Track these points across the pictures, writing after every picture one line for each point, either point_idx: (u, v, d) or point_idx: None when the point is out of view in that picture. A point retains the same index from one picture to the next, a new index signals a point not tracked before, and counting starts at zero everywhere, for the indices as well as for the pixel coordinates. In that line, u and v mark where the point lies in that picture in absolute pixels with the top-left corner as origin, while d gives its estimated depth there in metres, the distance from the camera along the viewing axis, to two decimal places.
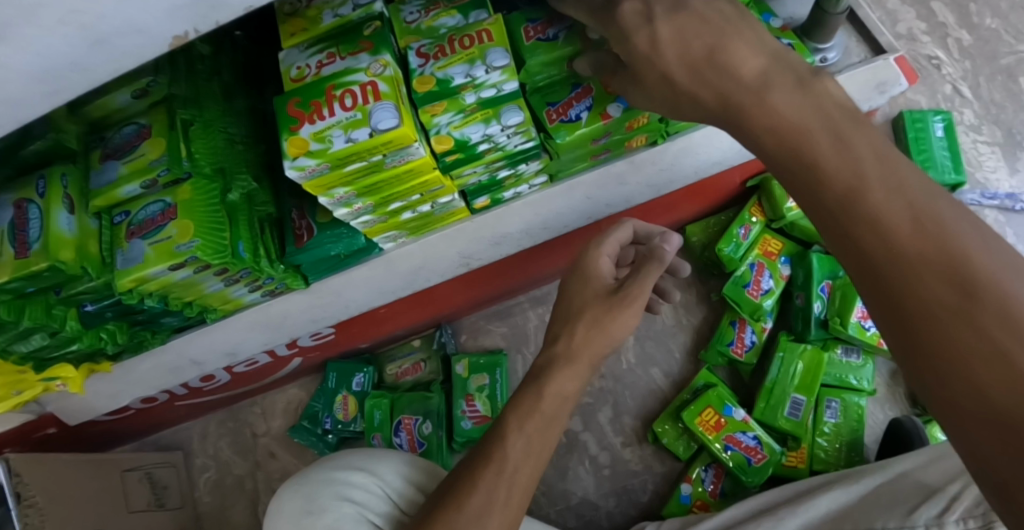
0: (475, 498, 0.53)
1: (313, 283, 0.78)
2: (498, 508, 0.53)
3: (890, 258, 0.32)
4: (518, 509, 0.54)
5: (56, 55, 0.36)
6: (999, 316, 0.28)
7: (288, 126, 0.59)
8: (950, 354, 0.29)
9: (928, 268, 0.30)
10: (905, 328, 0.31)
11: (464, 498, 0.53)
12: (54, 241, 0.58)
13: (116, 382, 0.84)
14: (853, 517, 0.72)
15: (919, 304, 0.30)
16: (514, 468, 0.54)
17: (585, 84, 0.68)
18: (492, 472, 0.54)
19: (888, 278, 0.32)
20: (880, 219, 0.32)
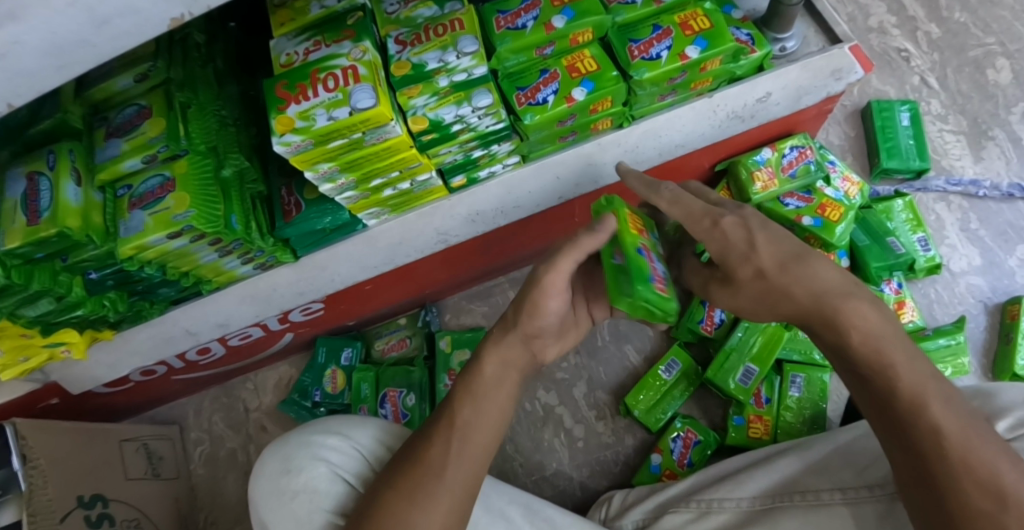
0: (432, 452, 0.57)
1: (301, 257, 0.85)
2: (458, 452, 0.57)
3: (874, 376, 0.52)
4: (478, 460, 0.58)
5: (67, 33, 0.41)
6: (904, 367, 0.51)
7: (276, 106, 0.65)
8: (946, 461, 0.47)
9: (899, 389, 0.50)
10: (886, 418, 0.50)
11: (424, 452, 0.57)
12: (62, 209, 0.64)
13: (116, 351, 0.89)
14: (802, 481, 0.76)
15: (925, 426, 0.48)
16: (473, 414, 0.60)
17: (553, 71, 0.74)
18: (455, 431, 0.58)
19: (875, 388, 0.51)
20: (890, 359, 0.51)
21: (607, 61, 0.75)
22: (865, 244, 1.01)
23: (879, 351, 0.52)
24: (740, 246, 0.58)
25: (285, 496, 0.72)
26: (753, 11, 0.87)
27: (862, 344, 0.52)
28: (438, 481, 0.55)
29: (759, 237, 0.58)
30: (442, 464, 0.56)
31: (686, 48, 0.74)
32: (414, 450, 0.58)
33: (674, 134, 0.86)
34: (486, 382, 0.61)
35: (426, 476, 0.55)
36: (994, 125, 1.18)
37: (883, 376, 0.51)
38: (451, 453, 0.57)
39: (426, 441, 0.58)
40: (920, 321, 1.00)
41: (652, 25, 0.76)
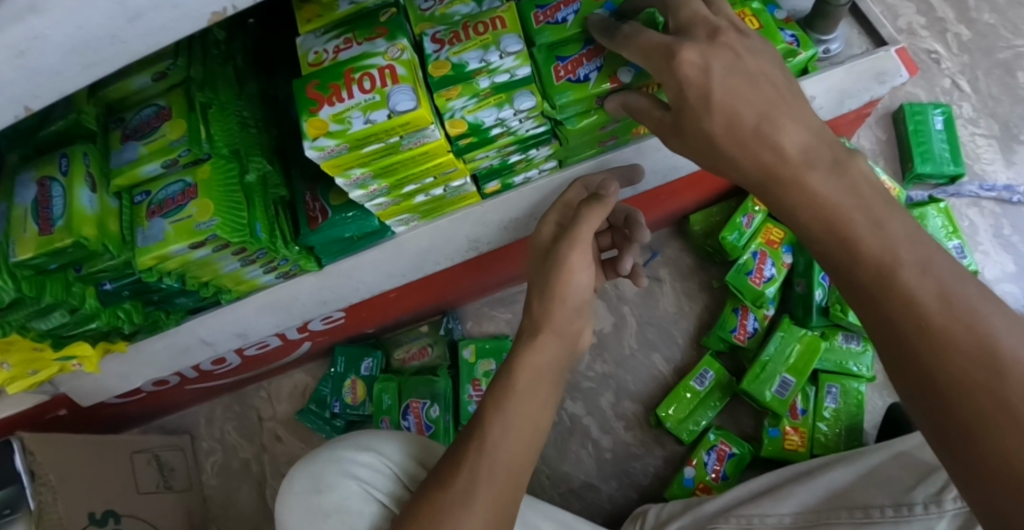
0: (460, 476, 0.52)
1: (325, 265, 0.80)
2: (497, 478, 0.53)
3: (894, 312, 0.38)
4: (512, 485, 0.54)
5: (95, 27, 0.37)
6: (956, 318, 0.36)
7: (308, 108, 0.60)
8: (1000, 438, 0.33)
9: (946, 355, 0.35)
10: (903, 367, 0.37)
11: (450, 477, 0.52)
12: (77, 218, 0.60)
13: (128, 362, 0.85)
14: (849, 496, 0.73)
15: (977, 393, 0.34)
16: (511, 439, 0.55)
17: (597, 45, 0.67)
18: (477, 448, 0.54)
19: (896, 331, 0.37)
20: (908, 284, 0.38)
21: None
22: None
23: (899, 279, 0.38)
24: (693, 96, 0.47)
25: (318, 517, 0.68)
26: (795, 11, 0.83)
27: (875, 273, 0.39)
28: (467, 509, 0.50)
29: (716, 80, 0.46)
30: (472, 484, 0.52)
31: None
32: (441, 471, 0.54)
33: None
34: (516, 392, 0.59)
35: (454, 507, 0.50)
36: None
37: (903, 307, 0.37)
38: (481, 474, 0.52)
39: (455, 461, 0.54)
40: None
41: None
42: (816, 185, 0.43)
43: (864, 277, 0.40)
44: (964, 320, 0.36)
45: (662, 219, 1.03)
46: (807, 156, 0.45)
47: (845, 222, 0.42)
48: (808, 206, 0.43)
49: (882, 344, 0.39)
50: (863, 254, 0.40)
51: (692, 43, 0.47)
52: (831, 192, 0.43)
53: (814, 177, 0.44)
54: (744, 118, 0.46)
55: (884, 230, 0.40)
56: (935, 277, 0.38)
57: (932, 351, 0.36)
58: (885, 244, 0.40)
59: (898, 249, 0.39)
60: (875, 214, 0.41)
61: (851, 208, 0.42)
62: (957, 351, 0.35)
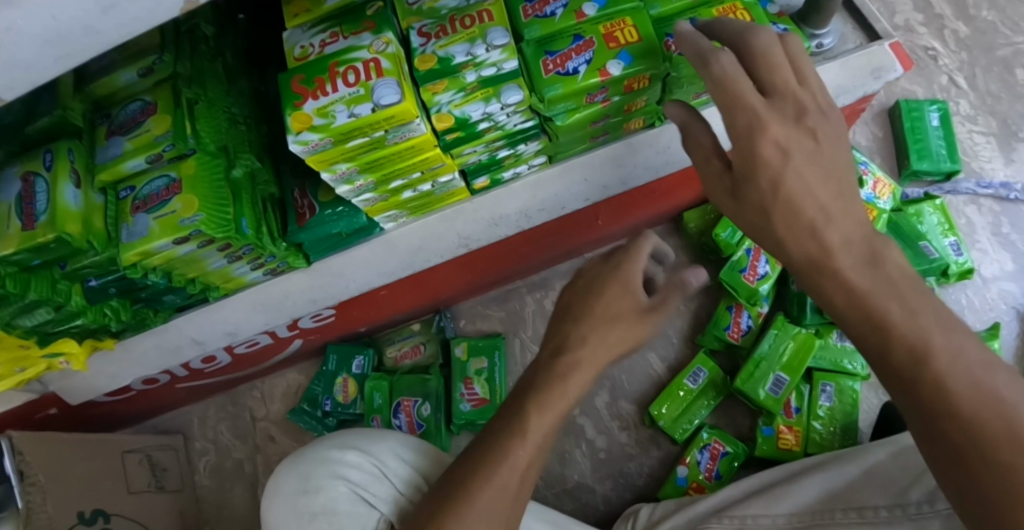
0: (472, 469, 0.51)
1: (314, 262, 0.80)
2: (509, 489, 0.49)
3: (932, 405, 0.37)
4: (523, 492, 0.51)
5: (70, 19, 0.37)
6: None
7: (292, 102, 0.60)
8: None
9: None
10: (938, 455, 0.37)
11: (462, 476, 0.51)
12: (60, 213, 0.59)
13: (118, 361, 0.85)
14: (846, 497, 0.72)
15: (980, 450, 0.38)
16: None
17: (587, 37, 0.66)
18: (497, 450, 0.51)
19: (930, 421, 0.37)
20: (942, 376, 0.37)
21: (650, 34, 0.66)
22: None
23: (931, 369, 0.37)
24: (764, 173, 0.44)
25: (305, 518, 0.68)
26: (788, 6, 0.82)
27: (909, 359, 0.38)
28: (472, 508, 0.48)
29: (790, 170, 0.43)
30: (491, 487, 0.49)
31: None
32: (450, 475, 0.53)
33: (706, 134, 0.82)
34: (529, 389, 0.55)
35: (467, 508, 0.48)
36: None
37: (940, 401, 0.36)
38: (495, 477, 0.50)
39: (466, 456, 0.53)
40: None
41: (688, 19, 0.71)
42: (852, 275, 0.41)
43: (897, 362, 0.39)
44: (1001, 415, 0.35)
45: (656, 217, 1.03)
46: (848, 246, 0.42)
47: (880, 311, 0.39)
48: (840, 291, 0.41)
49: (918, 431, 0.38)
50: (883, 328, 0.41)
51: (779, 120, 0.44)
52: (866, 282, 0.41)
53: (846, 267, 0.41)
54: (805, 211, 0.43)
55: (915, 313, 0.39)
56: (966, 367, 0.37)
57: (972, 447, 0.35)
58: (918, 328, 0.38)
59: (931, 336, 0.38)
60: (910, 303, 0.39)
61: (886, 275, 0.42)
62: (999, 448, 0.34)
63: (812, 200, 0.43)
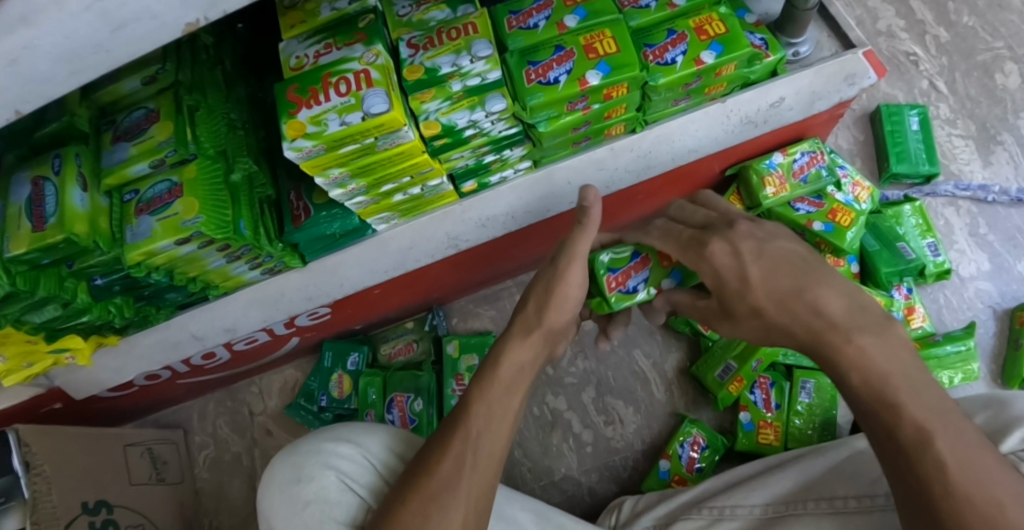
0: (444, 466, 0.56)
1: (310, 262, 0.83)
2: (467, 470, 0.56)
3: (929, 475, 0.43)
4: (491, 474, 0.57)
5: (81, 36, 0.40)
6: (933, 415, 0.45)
7: (287, 110, 0.63)
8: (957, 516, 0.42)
9: (930, 459, 0.43)
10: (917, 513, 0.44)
11: (435, 464, 0.56)
12: (68, 215, 0.63)
13: (121, 356, 0.88)
14: (817, 488, 0.75)
15: (929, 464, 0.43)
16: (478, 432, 0.58)
17: (568, 48, 0.70)
18: (459, 438, 0.58)
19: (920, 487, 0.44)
20: (938, 448, 0.43)
21: (627, 44, 0.70)
22: (875, 249, 1.01)
23: (934, 448, 0.44)
24: (733, 281, 0.57)
25: (298, 505, 0.71)
26: (766, 14, 0.86)
27: (914, 436, 0.44)
28: (452, 493, 0.54)
29: (749, 264, 0.56)
30: (457, 474, 0.55)
31: (701, 53, 0.73)
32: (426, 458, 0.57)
33: (687, 138, 0.85)
34: (500, 384, 0.62)
35: (439, 492, 0.54)
36: (1003, 129, 1.18)
37: (936, 474, 0.43)
38: (466, 461, 0.56)
39: (442, 443, 0.58)
40: (930, 327, 1.00)
41: (667, 29, 0.74)
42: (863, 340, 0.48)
43: (903, 435, 0.45)
44: (985, 491, 0.42)
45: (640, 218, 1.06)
46: (853, 319, 0.50)
47: (891, 389, 0.46)
48: (853, 365, 0.48)
49: (903, 487, 0.45)
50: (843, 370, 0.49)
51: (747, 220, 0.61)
52: (888, 362, 0.47)
53: (862, 338, 0.48)
54: (785, 289, 0.53)
55: (920, 396, 0.46)
56: (955, 445, 0.43)
57: (948, 508, 0.42)
58: (925, 410, 0.45)
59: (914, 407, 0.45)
60: (913, 378, 0.47)
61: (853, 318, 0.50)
62: (970, 508, 0.41)
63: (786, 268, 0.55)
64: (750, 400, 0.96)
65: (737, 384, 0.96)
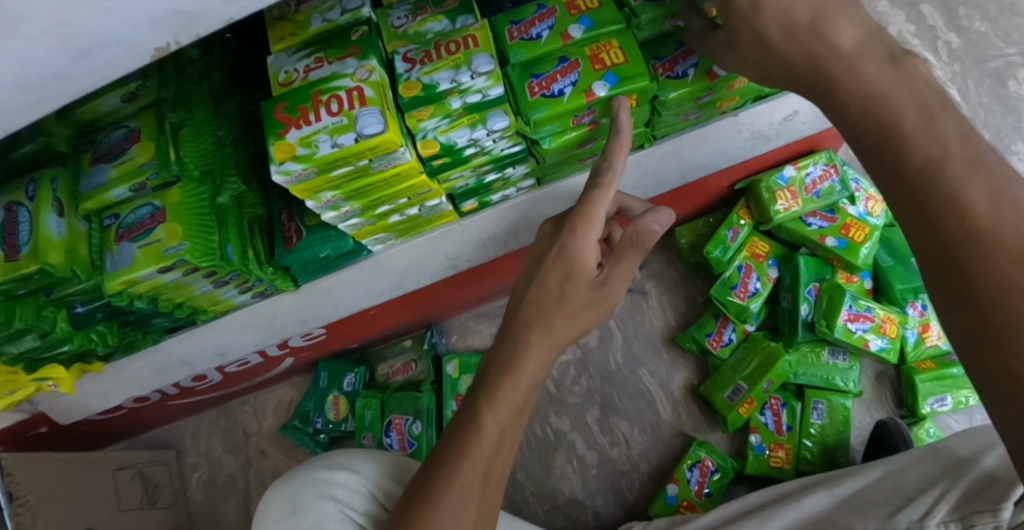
0: (449, 498, 0.51)
1: (303, 284, 0.79)
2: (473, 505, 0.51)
3: (948, 227, 0.35)
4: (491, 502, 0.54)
5: (40, 64, 0.36)
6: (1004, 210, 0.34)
7: (276, 131, 0.59)
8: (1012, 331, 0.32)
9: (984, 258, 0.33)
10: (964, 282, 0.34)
11: (439, 502, 0.50)
12: (42, 243, 0.59)
13: (107, 381, 0.85)
14: (834, 520, 0.72)
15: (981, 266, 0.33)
16: (489, 462, 0.53)
17: (573, 59, 0.66)
18: (468, 468, 0.52)
19: (936, 224, 0.36)
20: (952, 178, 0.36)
21: (636, 56, 0.66)
22: (889, 265, 0.97)
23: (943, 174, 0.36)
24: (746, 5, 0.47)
25: None
26: None
27: (921, 166, 0.37)
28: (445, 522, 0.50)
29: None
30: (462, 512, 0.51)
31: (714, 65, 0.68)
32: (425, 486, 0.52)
33: (696, 153, 0.81)
34: (517, 404, 0.54)
35: None
36: (1017, 138, 1.15)
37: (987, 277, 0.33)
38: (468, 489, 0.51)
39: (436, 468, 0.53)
40: (946, 345, 0.96)
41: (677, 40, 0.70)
42: (870, 76, 0.42)
43: (911, 180, 0.38)
44: (1017, 223, 0.34)
45: None
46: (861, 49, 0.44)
47: (900, 131, 0.39)
48: (859, 97, 0.42)
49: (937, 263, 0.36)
50: (908, 148, 0.38)
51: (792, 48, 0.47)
52: (882, 81, 0.41)
53: (866, 68, 0.42)
54: (797, 16, 0.46)
55: (936, 129, 0.38)
56: (985, 180, 0.36)
57: (973, 254, 0.34)
58: (937, 148, 0.37)
59: (948, 145, 0.37)
60: (926, 117, 0.39)
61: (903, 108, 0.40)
62: (995, 260, 0.33)
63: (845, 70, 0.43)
64: (761, 422, 0.93)
65: (747, 406, 0.92)
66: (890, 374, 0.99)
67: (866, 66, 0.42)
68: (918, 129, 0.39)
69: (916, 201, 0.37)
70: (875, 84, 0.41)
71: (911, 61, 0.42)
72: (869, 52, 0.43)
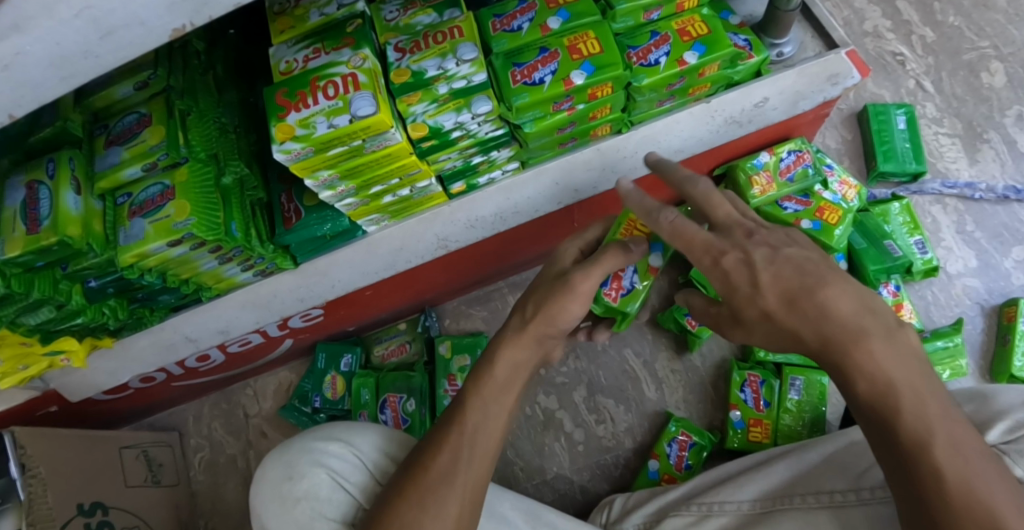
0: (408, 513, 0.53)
1: (301, 263, 0.84)
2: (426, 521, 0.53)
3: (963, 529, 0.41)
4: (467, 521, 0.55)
5: (71, 44, 0.41)
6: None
7: (276, 114, 0.64)
8: None
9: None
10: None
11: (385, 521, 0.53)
12: (62, 218, 0.64)
13: (116, 358, 0.89)
14: (804, 483, 0.74)
15: None
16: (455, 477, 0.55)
17: (552, 49, 0.71)
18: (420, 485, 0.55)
19: (913, 479, 0.44)
20: (940, 465, 0.43)
21: (608, 44, 0.71)
22: (863, 247, 1.01)
23: (932, 457, 0.44)
24: (745, 283, 0.52)
25: (288, 502, 0.72)
26: (750, 16, 0.88)
27: (915, 446, 0.44)
28: (448, 487, 0.55)
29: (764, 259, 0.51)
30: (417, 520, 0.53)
31: (683, 54, 0.74)
32: (420, 457, 0.57)
33: (672, 138, 0.86)
34: (463, 434, 0.58)
35: None
36: (988, 127, 1.20)
37: None
38: (462, 456, 0.57)
39: (429, 454, 0.57)
40: (918, 323, 1.01)
41: (649, 31, 0.75)
42: (880, 361, 0.46)
43: (902, 434, 0.45)
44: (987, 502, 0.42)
45: None
46: (860, 320, 0.47)
47: (896, 395, 0.45)
48: (868, 372, 0.46)
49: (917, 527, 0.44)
50: (903, 423, 0.45)
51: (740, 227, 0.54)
52: (889, 367, 0.46)
53: (874, 346, 0.46)
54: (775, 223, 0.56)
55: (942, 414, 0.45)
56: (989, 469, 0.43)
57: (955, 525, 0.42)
58: (926, 422, 0.44)
59: (935, 429, 0.44)
60: (920, 390, 0.46)
61: (902, 383, 0.46)
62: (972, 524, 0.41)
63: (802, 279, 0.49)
64: (741, 398, 0.97)
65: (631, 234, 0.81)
66: None
67: (874, 342, 0.46)
68: (939, 433, 0.44)
69: (905, 459, 0.45)
70: (884, 369, 0.46)
71: (904, 334, 0.48)
72: (872, 328, 0.47)
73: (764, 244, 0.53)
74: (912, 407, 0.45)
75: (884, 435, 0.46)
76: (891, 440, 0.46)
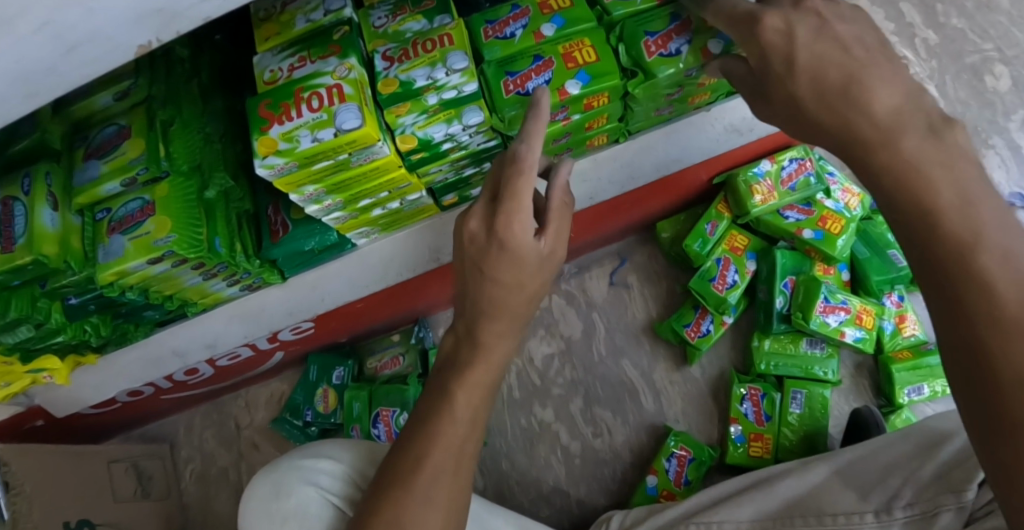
0: None
1: (290, 278, 0.82)
2: None
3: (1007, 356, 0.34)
4: None
5: (32, 60, 0.38)
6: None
7: (259, 127, 0.62)
8: None
9: None
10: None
11: None
12: (37, 236, 0.62)
13: (101, 373, 0.87)
14: (807, 503, 0.71)
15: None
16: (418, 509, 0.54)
17: (547, 57, 0.68)
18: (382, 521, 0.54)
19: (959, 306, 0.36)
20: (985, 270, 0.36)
21: (606, 52, 0.69)
22: (865, 257, 0.99)
23: (976, 260, 0.36)
24: (778, 61, 0.46)
25: (276, 521, 0.70)
26: None
27: (954, 254, 0.37)
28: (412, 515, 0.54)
29: (800, 47, 0.45)
30: None
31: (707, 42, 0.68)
32: (379, 489, 0.56)
33: (670, 148, 0.85)
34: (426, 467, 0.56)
35: None
36: (991, 132, 1.17)
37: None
38: (422, 483, 0.55)
39: (381, 496, 0.56)
40: (923, 335, 0.98)
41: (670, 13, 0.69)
42: (910, 148, 0.41)
43: (940, 250, 0.38)
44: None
45: (627, 226, 1.04)
46: (897, 119, 0.42)
47: (931, 197, 0.39)
48: (895, 170, 0.41)
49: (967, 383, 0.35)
50: (944, 228, 0.38)
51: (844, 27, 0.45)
52: (922, 155, 0.40)
53: (907, 142, 0.41)
54: (835, 86, 0.44)
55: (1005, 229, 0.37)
56: None
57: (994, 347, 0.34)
58: (972, 224, 0.37)
59: (981, 230, 0.37)
60: (967, 194, 0.39)
61: (938, 177, 0.39)
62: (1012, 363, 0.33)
63: (835, 68, 0.44)
64: (741, 412, 0.95)
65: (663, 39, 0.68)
66: (868, 365, 1.01)
67: (909, 141, 0.41)
68: (990, 250, 0.36)
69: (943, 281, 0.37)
70: (913, 162, 0.40)
71: (953, 131, 0.41)
72: (910, 123, 0.42)
73: (812, 15, 0.46)
74: (957, 213, 0.38)
75: (929, 272, 0.38)
76: (935, 258, 0.38)
